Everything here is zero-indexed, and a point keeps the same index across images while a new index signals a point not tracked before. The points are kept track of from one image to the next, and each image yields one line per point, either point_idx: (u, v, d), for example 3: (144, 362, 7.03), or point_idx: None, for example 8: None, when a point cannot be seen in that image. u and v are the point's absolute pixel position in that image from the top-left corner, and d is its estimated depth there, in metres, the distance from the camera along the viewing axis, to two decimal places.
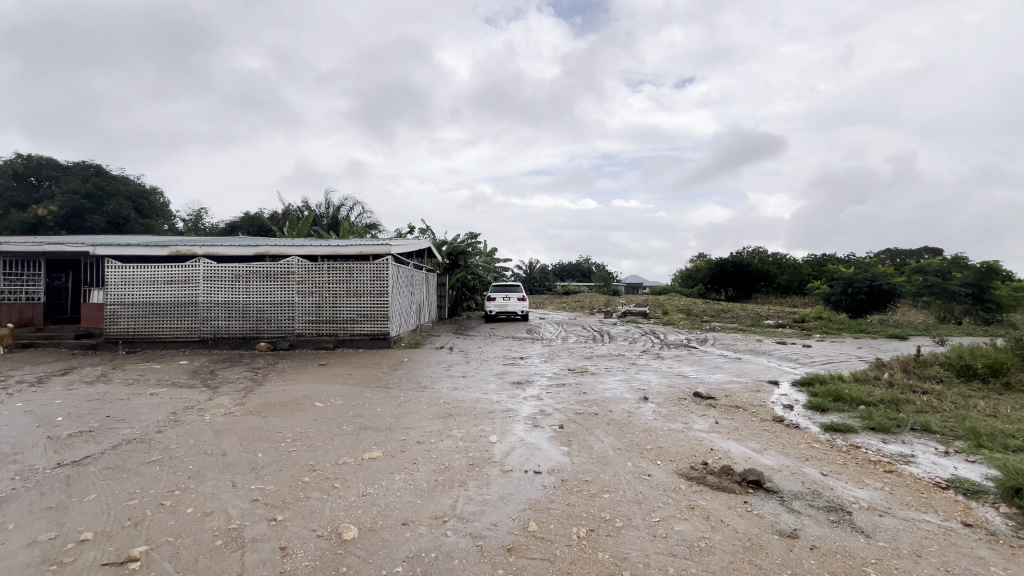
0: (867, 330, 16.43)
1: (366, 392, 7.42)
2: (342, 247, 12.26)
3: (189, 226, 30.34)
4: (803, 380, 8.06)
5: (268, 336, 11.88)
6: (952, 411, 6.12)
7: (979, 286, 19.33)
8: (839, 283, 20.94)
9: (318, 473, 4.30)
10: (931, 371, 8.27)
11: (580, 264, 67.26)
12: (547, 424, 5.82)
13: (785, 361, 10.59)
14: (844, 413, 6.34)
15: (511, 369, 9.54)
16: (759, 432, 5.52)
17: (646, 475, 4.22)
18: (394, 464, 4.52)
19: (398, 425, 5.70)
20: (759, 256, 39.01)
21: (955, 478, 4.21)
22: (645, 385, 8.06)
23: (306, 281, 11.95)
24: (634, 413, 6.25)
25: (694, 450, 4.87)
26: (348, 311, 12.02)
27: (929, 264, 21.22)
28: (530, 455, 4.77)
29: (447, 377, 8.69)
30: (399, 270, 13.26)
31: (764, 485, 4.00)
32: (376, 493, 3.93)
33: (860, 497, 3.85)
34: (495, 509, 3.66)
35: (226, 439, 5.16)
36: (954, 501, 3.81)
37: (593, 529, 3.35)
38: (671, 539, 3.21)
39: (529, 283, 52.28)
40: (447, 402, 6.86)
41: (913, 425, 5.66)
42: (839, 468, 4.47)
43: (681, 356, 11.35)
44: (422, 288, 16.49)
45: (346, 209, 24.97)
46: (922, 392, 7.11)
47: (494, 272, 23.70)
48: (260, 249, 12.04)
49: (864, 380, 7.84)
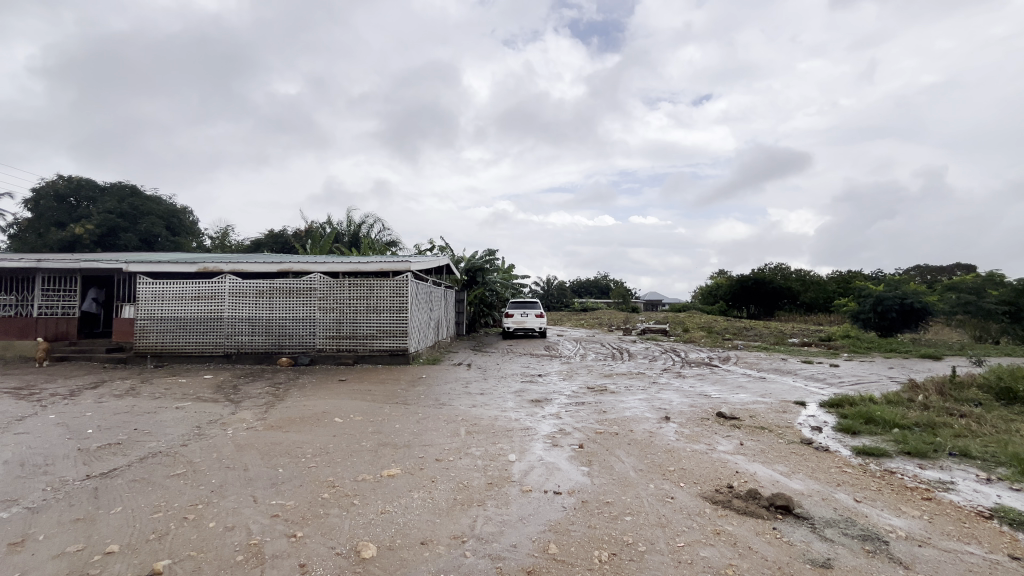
0: (898, 349, 15.85)
1: (384, 408, 7.45)
2: (363, 264, 12.48)
3: (216, 244, 31.27)
4: (831, 401, 7.78)
5: (290, 351, 12.05)
6: (994, 436, 5.83)
7: (1016, 303, 18.71)
8: (868, 301, 20.23)
9: (337, 489, 4.31)
10: (969, 393, 7.90)
11: (598, 281, 66.84)
12: (566, 443, 5.74)
13: (812, 382, 10.25)
14: (876, 436, 6.09)
15: (529, 387, 9.46)
16: (786, 454, 5.34)
17: (669, 499, 4.10)
18: (412, 482, 4.50)
19: (417, 442, 5.68)
20: (781, 272, 38.23)
21: (999, 508, 3.98)
22: (667, 404, 7.89)
23: (327, 298, 12.14)
24: (655, 433, 6.12)
25: (719, 472, 4.73)
26: (367, 327, 12.15)
27: (962, 281, 19.90)
28: (550, 475, 4.70)
29: (465, 394, 8.66)
30: (418, 286, 13.38)
31: (794, 511, 3.85)
32: (395, 511, 3.91)
33: (897, 525, 3.68)
34: (515, 530, 3.61)
35: (247, 454, 5.22)
36: (1000, 533, 3.60)
37: (615, 553, 3.26)
38: (696, 566, 3.10)
39: (545, 299, 51.97)
40: (465, 419, 6.83)
41: (952, 450, 5.41)
42: (874, 494, 4.28)
43: (702, 375, 11.13)
44: (441, 304, 16.64)
45: (367, 226, 25.51)
46: (959, 415, 6.79)
47: (512, 288, 23.75)
48: (283, 265, 12.30)
49: (897, 402, 7.52)
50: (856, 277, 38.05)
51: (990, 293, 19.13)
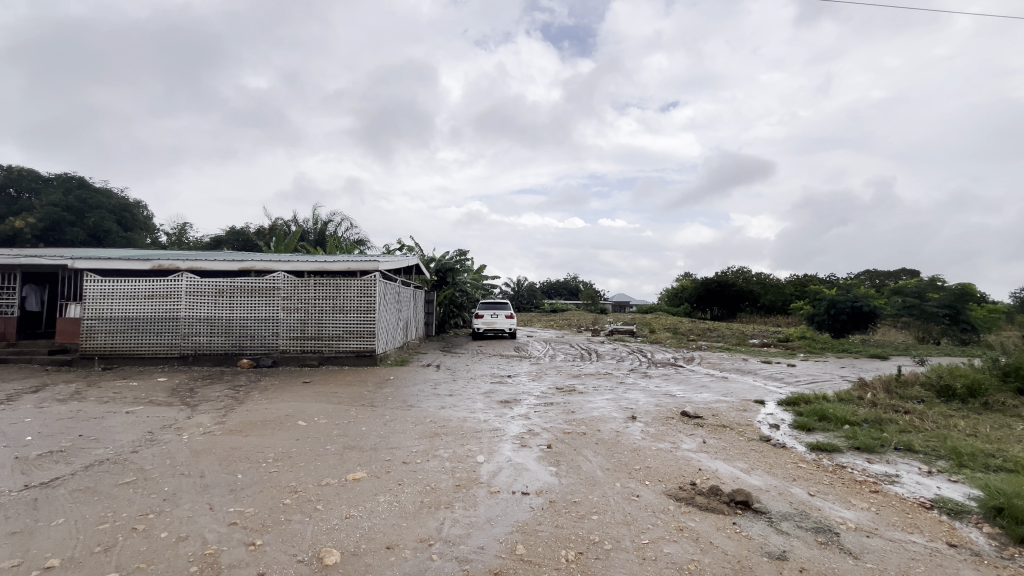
0: (850, 350, 16.70)
1: (350, 410, 7.28)
2: (329, 263, 12.22)
3: (172, 240, 29.95)
4: (788, 400, 8.10)
5: (251, 353, 11.65)
6: (934, 431, 6.21)
7: (955, 306, 19.64)
8: (822, 304, 21.36)
9: (300, 494, 4.19)
10: (912, 390, 8.40)
11: (568, 283, 67.42)
12: (535, 443, 5.77)
13: (771, 381, 10.68)
14: (829, 432, 6.39)
15: (499, 388, 9.45)
16: (746, 451, 5.53)
17: (635, 497, 4.17)
18: (379, 485, 4.42)
19: (384, 445, 5.59)
20: (743, 275, 39.62)
21: (939, 498, 4.25)
22: (633, 404, 8.04)
23: (291, 297, 11.81)
24: (621, 433, 6.22)
25: (682, 470, 4.85)
26: (333, 328, 11.87)
27: (907, 285, 21.41)
28: (518, 475, 4.72)
29: (434, 395, 8.58)
30: (386, 286, 13.19)
31: (753, 505, 3.99)
32: (359, 515, 3.83)
33: (848, 517, 3.86)
34: (482, 531, 3.60)
35: (203, 460, 5.00)
36: (939, 522, 3.84)
37: (581, 552, 3.29)
38: (660, 562, 3.16)
39: (516, 300, 51.94)
40: (433, 421, 6.75)
41: (897, 445, 5.73)
42: (826, 488, 4.48)
43: (667, 375, 11.42)
44: (410, 305, 16.49)
45: (334, 225, 25.04)
46: (904, 412, 7.20)
47: (483, 289, 23.77)
48: (244, 264, 11.91)
49: (848, 400, 7.91)
50: (810, 280, 39.92)
51: (930, 297, 20.22)
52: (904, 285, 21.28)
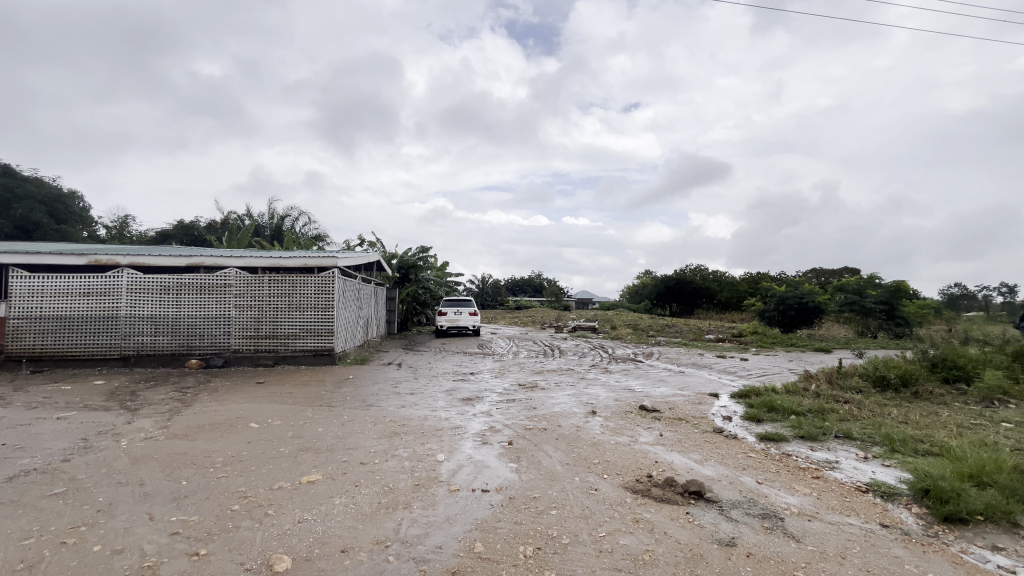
0: (797, 343, 17.63)
1: (306, 411, 7.05)
2: (285, 259, 11.79)
3: (112, 234, 28.09)
4: (740, 392, 8.44)
5: (200, 353, 11.10)
6: (871, 419, 6.63)
7: (890, 303, 21.16)
8: (773, 300, 22.52)
9: (250, 500, 4.02)
10: (852, 381, 8.94)
11: (533, 280, 67.76)
12: (496, 440, 5.76)
13: (724, 375, 11.11)
14: (776, 423, 6.70)
15: (461, 385, 9.39)
16: (700, 443, 5.72)
17: (593, 490, 4.24)
18: (334, 488, 4.30)
19: (341, 446, 5.44)
20: (700, 273, 41.09)
21: (873, 482, 4.53)
22: (594, 399, 8.16)
23: (244, 294, 11.32)
24: (582, 428, 6.30)
25: (639, 463, 4.97)
26: (289, 326, 11.46)
27: (848, 283, 22.75)
28: (478, 473, 4.69)
29: (394, 394, 8.43)
30: (346, 283, 12.86)
31: (704, 495, 4.12)
32: (313, 519, 3.71)
33: (792, 503, 4.06)
34: (441, 530, 3.56)
35: (143, 467, 4.71)
36: (874, 504, 4.10)
37: (539, 547, 3.30)
38: (616, 554, 3.22)
39: (480, 297, 51.76)
40: (393, 420, 6.62)
41: (837, 433, 6.08)
42: (772, 476, 4.70)
43: (627, 370, 11.68)
44: (371, 302, 16.13)
45: (291, 219, 24.18)
46: (844, 401, 7.66)
47: (446, 286, 23.56)
48: (192, 259, 11.32)
49: (794, 391, 8.33)
50: (762, 278, 41.79)
51: (869, 293, 21.58)
52: (845, 283, 22.63)
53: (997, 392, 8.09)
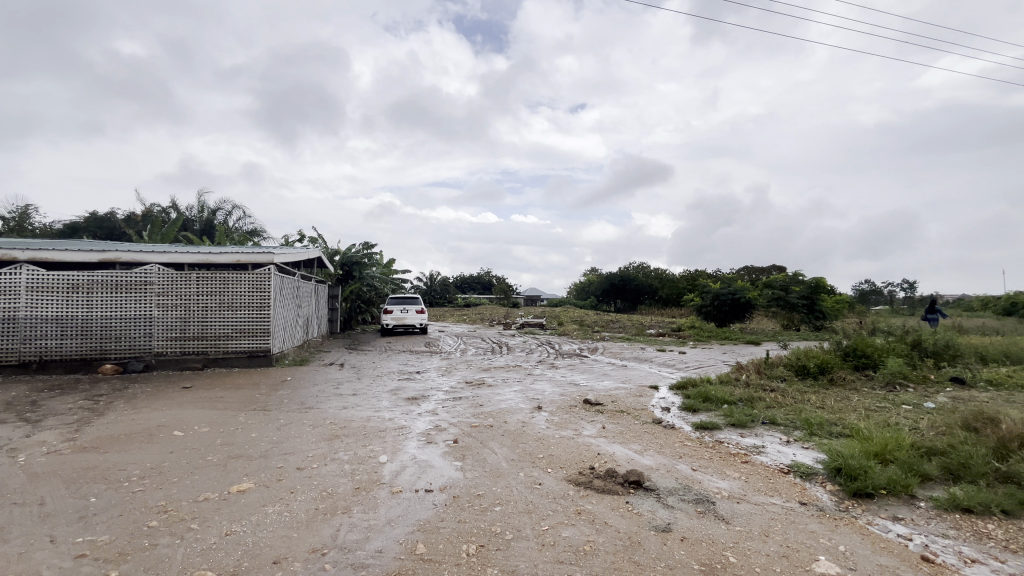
0: (730, 336, 18.74)
1: (239, 415, 6.63)
2: (215, 254, 11.06)
3: (11, 225, 25.13)
4: (678, 384, 8.84)
5: (117, 357, 10.15)
6: (793, 405, 7.16)
7: (811, 298, 22.86)
8: (709, 295, 23.76)
9: (171, 514, 3.72)
10: (777, 370, 9.61)
11: (481, 277, 67.56)
12: (441, 439, 5.69)
13: (664, 367, 11.61)
14: (710, 412, 7.08)
15: (406, 385, 9.20)
16: (640, 434, 5.92)
17: (537, 485, 4.28)
18: (267, 496, 4.06)
19: (276, 451, 5.16)
20: (643, 270, 42.64)
21: (794, 464, 4.88)
22: (540, 394, 8.26)
23: (168, 293, 10.49)
24: (527, 423, 6.36)
25: (583, 455, 5.07)
26: (220, 327, 10.75)
27: (774, 278, 23.81)
28: (422, 473, 4.60)
29: (336, 396, 8.12)
30: (284, 280, 12.24)
31: (643, 484, 4.27)
32: (243, 530, 3.49)
33: (723, 487, 4.29)
34: (382, 534, 3.46)
35: (45, 485, 4.24)
36: (794, 484, 4.41)
37: (482, 545, 3.29)
38: (558, 547, 3.26)
39: (428, 295, 50.99)
40: (334, 423, 6.37)
41: (764, 419, 6.51)
42: (706, 462, 4.95)
43: (573, 365, 11.93)
44: (311, 301, 15.46)
45: (223, 213, 22.72)
46: (770, 390, 8.22)
47: (392, 283, 23.01)
48: (106, 255, 10.33)
49: (727, 382, 8.84)
50: (699, 275, 44.06)
51: (794, 289, 23.09)
52: (773, 278, 23.77)
53: (899, 377, 9.00)
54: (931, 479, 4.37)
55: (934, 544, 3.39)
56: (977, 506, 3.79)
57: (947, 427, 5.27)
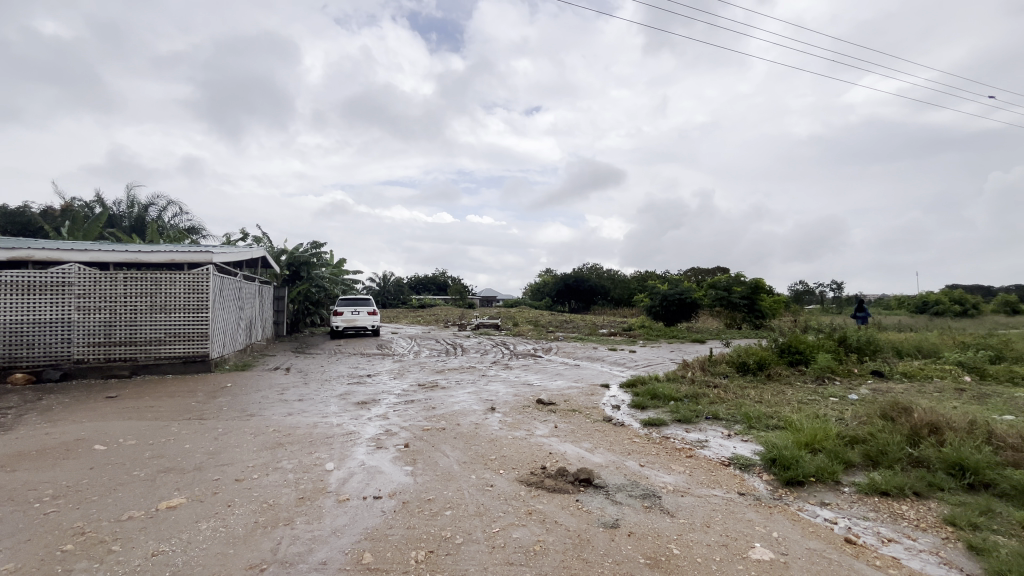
0: (678, 335, 19.52)
1: (171, 426, 6.19)
2: (145, 254, 10.30)
3: None
4: (628, 382, 9.09)
5: (29, 365, 9.22)
6: (734, 400, 7.53)
7: (751, 298, 24.16)
8: (658, 296, 24.64)
9: (90, 535, 3.41)
10: (720, 367, 10.09)
11: (436, 277, 66.73)
12: (391, 444, 5.55)
13: (616, 366, 11.92)
14: (658, 408, 7.32)
15: (356, 389, 8.92)
16: (591, 432, 6.03)
17: (488, 487, 4.26)
18: (201, 510, 3.82)
19: (212, 463, 4.86)
20: (596, 271, 43.64)
21: (734, 456, 5.12)
22: (493, 395, 8.24)
23: (90, 294, 9.65)
24: (480, 425, 6.33)
25: (535, 455, 5.10)
26: (150, 331, 10.01)
27: (718, 279, 25.07)
28: (370, 480, 4.47)
29: (280, 402, 7.75)
30: (224, 281, 11.58)
31: (593, 482, 4.35)
32: (173, 549, 3.26)
33: (668, 481, 4.44)
34: (326, 545, 3.33)
35: None
36: (734, 475, 4.64)
37: (432, 551, 3.23)
38: (508, 548, 3.26)
39: (381, 296, 49.86)
40: (277, 430, 6.08)
41: (707, 414, 6.81)
42: (653, 458, 5.11)
43: (527, 365, 12.01)
44: (255, 303, 14.70)
45: (156, 209, 21.23)
46: (714, 386, 8.62)
47: (342, 284, 22.30)
48: (17, 253, 9.37)
49: (674, 379, 9.19)
50: (649, 276, 45.63)
51: (735, 289, 24.32)
52: (717, 279, 24.97)
53: (827, 371, 9.68)
54: (853, 465, 4.72)
55: (857, 526, 3.65)
56: (893, 489, 4.13)
57: (869, 417, 5.70)
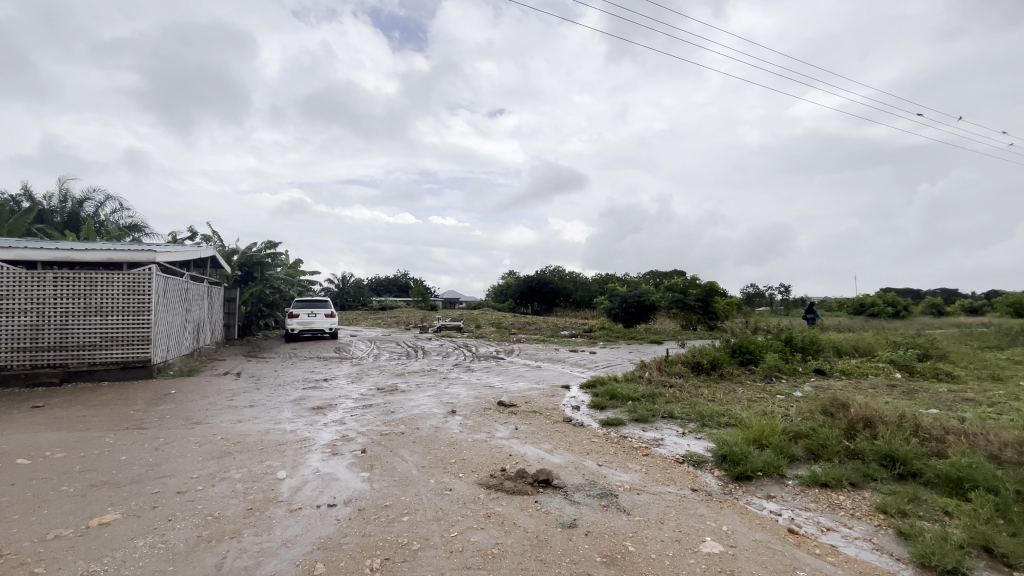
0: (636, 336, 20.01)
1: (106, 437, 5.79)
2: (78, 252, 9.59)
3: None
4: (588, 382, 9.23)
5: None
6: (688, 399, 7.78)
7: (706, 300, 25.05)
8: (617, 298, 25.19)
9: (8, 559, 3.13)
10: (676, 367, 10.41)
11: (398, 279, 65.57)
12: (347, 450, 5.39)
13: (576, 367, 12.09)
14: (617, 408, 7.47)
15: (312, 394, 8.63)
16: (551, 433, 6.08)
17: (447, 491, 4.21)
18: (139, 526, 3.58)
19: (152, 475, 4.57)
20: (559, 273, 44.15)
21: (688, 453, 5.29)
22: (454, 398, 8.17)
23: (14, 295, 8.90)
24: (440, 428, 6.26)
25: (494, 458, 5.09)
26: (84, 335, 9.33)
27: (675, 282, 25.88)
28: (325, 487, 4.33)
29: (229, 408, 7.40)
30: (168, 282, 10.94)
31: (552, 482, 4.38)
32: (105, 569, 3.04)
33: (625, 480, 4.53)
34: (276, 557, 3.19)
35: None
36: (687, 472, 4.79)
37: (387, 558, 3.16)
38: (466, 552, 3.23)
39: (340, 297, 48.55)
40: (225, 439, 5.79)
41: (663, 413, 7.00)
42: (611, 457, 5.20)
43: (489, 368, 11.99)
44: (203, 304, 13.97)
45: (93, 204, 19.84)
46: (670, 385, 8.88)
47: (299, 285, 21.55)
48: None
49: (632, 379, 9.42)
50: (610, 278, 46.58)
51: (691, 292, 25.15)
52: (674, 282, 25.77)
53: (775, 370, 10.17)
54: (797, 459, 4.97)
55: (799, 517, 3.85)
56: (832, 480, 4.38)
57: (811, 413, 6.02)
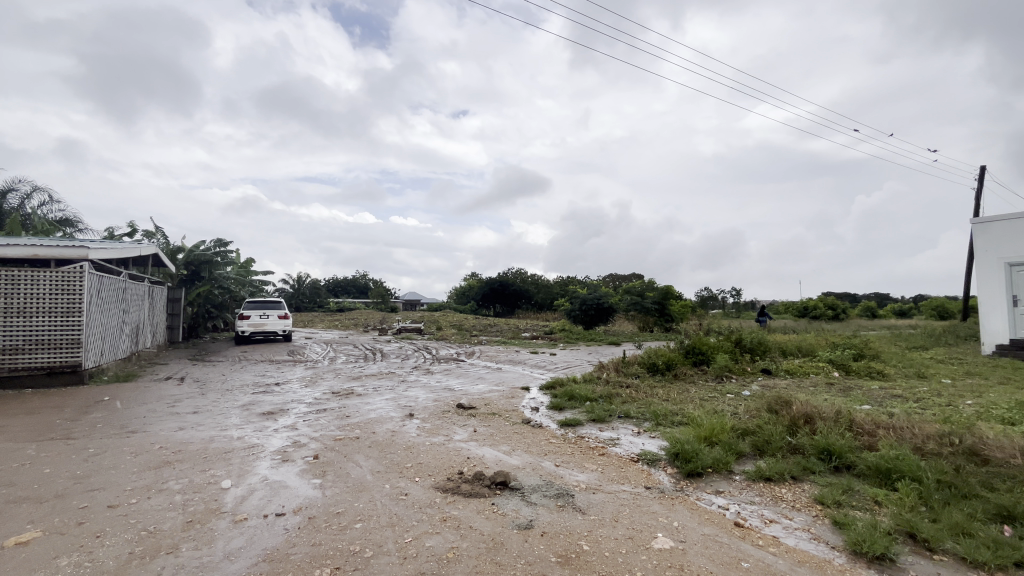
0: (595, 338, 20.37)
1: (28, 448, 5.33)
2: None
3: None
4: (548, 384, 9.30)
5: None
6: (644, 399, 7.98)
7: (662, 303, 25.80)
8: (577, 301, 25.56)
9: None
10: (633, 367, 10.66)
11: (356, 280, 63.94)
12: (299, 456, 5.19)
13: (536, 369, 12.17)
14: (575, 409, 7.56)
15: (262, 398, 8.26)
16: (510, 435, 6.08)
17: (402, 496, 4.13)
18: (62, 544, 3.31)
19: (79, 489, 4.24)
20: (521, 275, 44.36)
21: (642, 452, 5.42)
22: (412, 401, 8.03)
23: None
24: (397, 432, 6.14)
25: (452, 461, 5.04)
26: (3, 338, 8.56)
27: (633, 285, 26.52)
28: (273, 496, 4.15)
29: (170, 415, 6.97)
30: (103, 281, 10.19)
31: (509, 484, 4.38)
32: None
33: (582, 479, 4.60)
34: (217, 571, 3.03)
35: None
36: (642, 471, 4.90)
37: (338, 567, 3.06)
38: (420, 557, 3.17)
39: (295, 299, 46.85)
40: (164, 447, 5.45)
41: (620, 413, 7.14)
42: (568, 457, 5.26)
43: (449, 370, 11.87)
44: (143, 305, 13.13)
45: (18, 196, 18.28)
46: (626, 386, 9.08)
47: (250, 286, 20.62)
48: None
49: (590, 380, 9.57)
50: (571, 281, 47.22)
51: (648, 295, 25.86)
52: (632, 285, 26.40)
53: (725, 370, 10.59)
54: (744, 454, 5.19)
55: (745, 510, 4.01)
56: (775, 474, 4.60)
57: (757, 411, 6.31)
